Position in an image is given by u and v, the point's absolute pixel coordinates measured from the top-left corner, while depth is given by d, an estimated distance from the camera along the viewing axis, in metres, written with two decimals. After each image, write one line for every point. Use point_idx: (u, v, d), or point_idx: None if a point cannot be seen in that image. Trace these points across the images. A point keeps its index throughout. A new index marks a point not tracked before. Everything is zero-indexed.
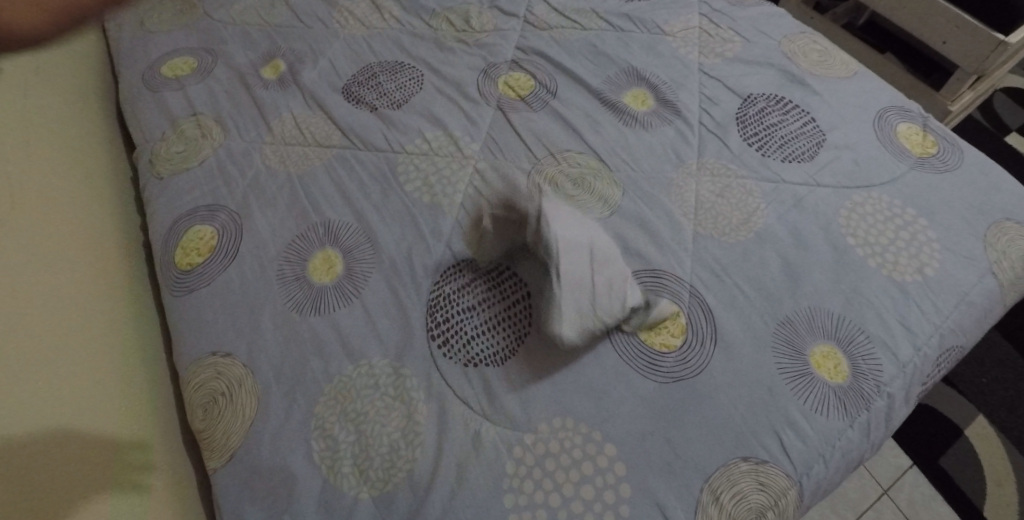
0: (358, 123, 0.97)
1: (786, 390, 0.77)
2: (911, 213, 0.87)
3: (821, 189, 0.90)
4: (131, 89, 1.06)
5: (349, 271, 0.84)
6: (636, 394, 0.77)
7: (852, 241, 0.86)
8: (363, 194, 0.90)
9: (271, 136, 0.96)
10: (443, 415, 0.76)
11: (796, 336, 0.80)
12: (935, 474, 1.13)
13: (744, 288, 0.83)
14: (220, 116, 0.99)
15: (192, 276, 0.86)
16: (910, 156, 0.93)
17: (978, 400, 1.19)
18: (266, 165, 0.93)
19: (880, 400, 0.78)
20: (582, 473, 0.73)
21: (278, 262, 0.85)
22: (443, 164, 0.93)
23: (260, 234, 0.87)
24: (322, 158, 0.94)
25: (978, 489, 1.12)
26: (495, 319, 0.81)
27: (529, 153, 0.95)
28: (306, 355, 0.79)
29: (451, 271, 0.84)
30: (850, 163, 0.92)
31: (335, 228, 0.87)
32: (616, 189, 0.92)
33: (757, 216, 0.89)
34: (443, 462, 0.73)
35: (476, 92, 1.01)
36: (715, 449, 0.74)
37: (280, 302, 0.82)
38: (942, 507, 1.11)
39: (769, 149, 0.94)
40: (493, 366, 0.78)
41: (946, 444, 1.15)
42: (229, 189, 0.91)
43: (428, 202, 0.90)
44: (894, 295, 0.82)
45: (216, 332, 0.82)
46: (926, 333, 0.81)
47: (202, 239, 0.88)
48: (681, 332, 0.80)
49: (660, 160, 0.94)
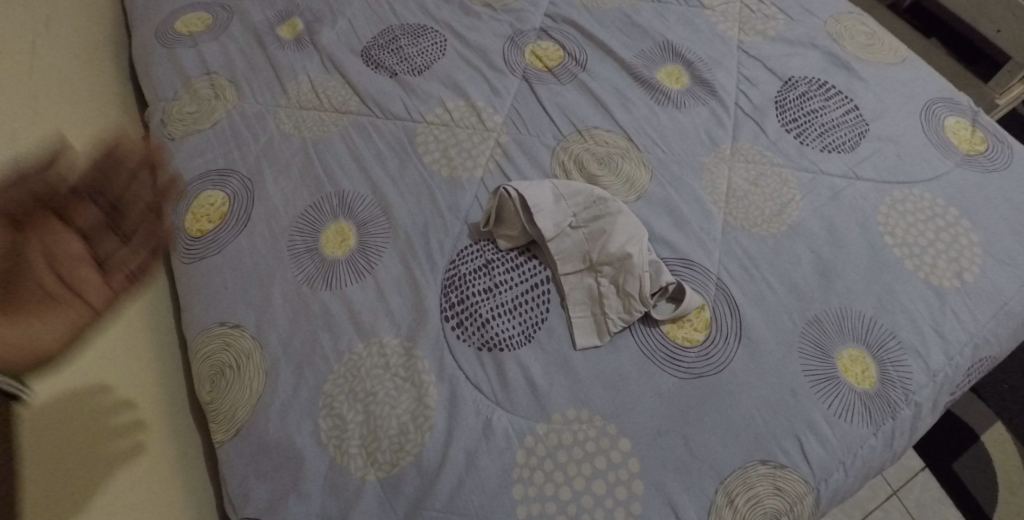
0: (377, 90, 0.93)
1: (810, 392, 0.75)
2: (955, 214, 0.83)
3: (860, 183, 0.86)
4: (144, 43, 1.02)
5: (363, 245, 0.81)
6: (655, 389, 0.75)
7: (890, 240, 0.82)
8: (380, 165, 0.87)
9: (287, 99, 0.92)
10: (455, 399, 0.74)
11: (824, 337, 0.77)
12: (948, 479, 1.11)
13: (773, 284, 0.80)
14: (234, 76, 0.95)
15: (201, 244, 0.83)
16: (956, 153, 0.88)
17: (997, 405, 1.16)
18: (281, 130, 0.89)
19: (907, 409, 0.75)
20: (594, 468, 0.71)
21: (289, 233, 0.82)
22: (464, 136, 0.89)
23: (272, 202, 0.84)
24: (338, 125, 0.90)
25: (991, 496, 1.10)
26: (512, 302, 0.78)
27: (555, 129, 0.91)
28: (317, 331, 0.77)
29: (469, 250, 0.81)
30: (893, 156, 0.87)
31: (350, 199, 0.84)
32: (645, 172, 0.88)
33: (793, 208, 0.85)
34: (452, 448, 0.71)
35: (502, 62, 0.96)
36: (733, 450, 0.72)
37: (291, 274, 0.80)
38: (953, 512, 1.09)
39: (808, 137, 0.89)
40: (508, 351, 0.76)
41: (961, 448, 1.13)
42: (241, 153, 0.88)
43: (447, 176, 0.86)
44: (929, 300, 0.79)
45: (225, 303, 0.79)
46: (960, 342, 0.78)
47: (212, 205, 0.85)
48: (705, 326, 0.78)
49: (692, 144, 0.90)
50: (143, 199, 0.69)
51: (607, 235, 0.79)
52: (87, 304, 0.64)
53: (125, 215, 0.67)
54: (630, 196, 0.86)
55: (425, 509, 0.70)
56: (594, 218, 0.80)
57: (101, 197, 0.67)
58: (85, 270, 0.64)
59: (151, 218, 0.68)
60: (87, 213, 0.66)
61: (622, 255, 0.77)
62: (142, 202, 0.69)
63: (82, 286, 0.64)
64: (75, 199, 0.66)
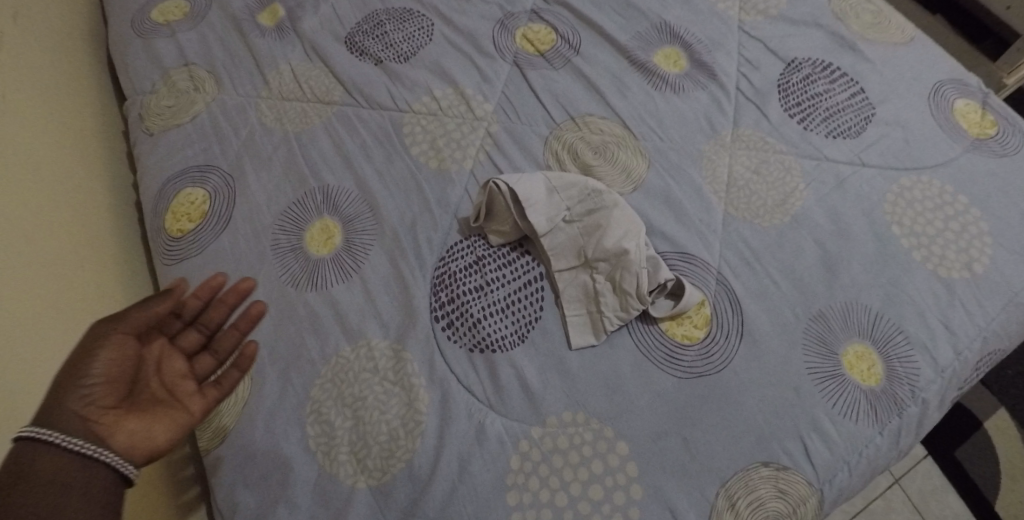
0: (362, 78, 0.89)
1: (814, 391, 0.72)
2: (964, 202, 0.80)
3: (866, 170, 0.83)
4: (120, 33, 0.98)
5: (349, 243, 0.78)
6: (654, 389, 0.72)
7: (897, 230, 0.79)
8: (366, 158, 0.83)
9: (268, 90, 0.88)
10: (446, 404, 0.71)
11: (829, 333, 0.74)
12: (950, 468, 1.09)
13: (776, 277, 0.78)
14: (214, 67, 0.91)
15: (182, 244, 0.80)
16: (966, 137, 0.84)
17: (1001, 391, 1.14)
18: (262, 123, 0.86)
19: (913, 406, 0.73)
20: (591, 473, 0.69)
21: (272, 231, 0.79)
22: (453, 126, 0.86)
23: (254, 199, 0.81)
24: (322, 116, 0.86)
25: (993, 484, 1.08)
26: (504, 301, 0.75)
27: (547, 117, 0.87)
28: (303, 334, 0.74)
29: (459, 247, 0.78)
30: (901, 141, 0.84)
31: (335, 194, 0.81)
32: (643, 161, 0.84)
33: (796, 197, 0.82)
34: (444, 454, 0.69)
35: (492, 46, 0.92)
36: (734, 452, 0.70)
37: (275, 275, 0.77)
38: (954, 500, 1.08)
39: (812, 122, 0.86)
40: (500, 352, 0.73)
41: (963, 436, 1.11)
42: (222, 148, 0.84)
43: (436, 168, 0.83)
44: (937, 292, 0.76)
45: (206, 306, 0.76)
46: (969, 336, 0.75)
47: (193, 204, 0.81)
48: (705, 323, 0.75)
49: (691, 131, 0.86)
50: (236, 324, 0.74)
51: (603, 230, 0.75)
52: (190, 412, 0.69)
53: (221, 343, 0.74)
54: (627, 186, 0.83)
55: (417, 517, 0.68)
56: (589, 211, 0.77)
57: (204, 324, 0.74)
58: (187, 385, 0.71)
59: (239, 338, 0.74)
60: (185, 336, 0.74)
61: (619, 251, 0.74)
62: (238, 327, 0.74)
63: (181, 396, 0.70)
64: (178, 322, 0.74)
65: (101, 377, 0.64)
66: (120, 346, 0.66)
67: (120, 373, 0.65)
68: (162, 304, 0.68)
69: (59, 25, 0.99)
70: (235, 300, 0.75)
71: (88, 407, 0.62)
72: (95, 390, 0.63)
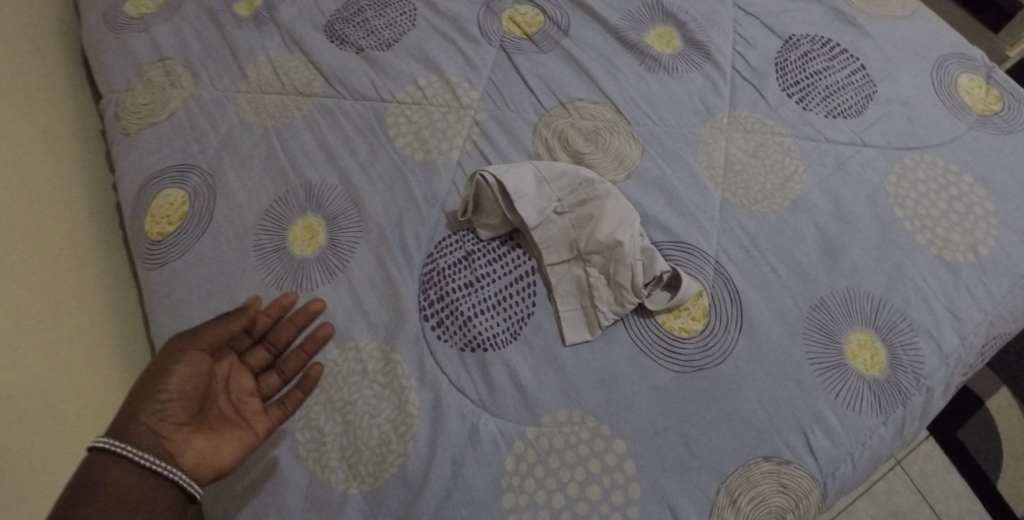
0: (343, 68, 0.86)
1: (816, 382, 0.70)
2: (969, 181, 0.77)
3: (868, 150, 0.80)
4: (92, 28, 0.94)
5: (334, 242, 0.75)
6: (651, 384, 0.70)
7: (900, 213, 0.76)
8: (349, 152, 0.81)
9: (246, 83, 0.85)
10: (438, 405, 0.69)
11: (831, 322, 0.72)
12: (951, 448, 1.08)
13: (775, 265, 0.75)
14: (189, 61, 0.88)
15: (163, 247, 0.77)
16: (970, 114, 0.81)
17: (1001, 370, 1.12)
18: (241, 118, 0.83)
19: (918, 395, 0.71)
20: (588, 472, 0.67)
21: (255, 231, 0.76)
22: (439, 116, 0.83)
23: (235, 198, 0.78)
24: (302, 109, 0.83)
25: (994, 463, 1.07)
26: (495, 298, 0.73)
27: (536, 103, 0.84)
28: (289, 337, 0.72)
29: (448, 242, 0.76)
30: (903, 120, 0.81)
31: (318, 191, 0.78)
32: (636, 147, 0.82)
33: (796, 181, 0.79)
34: (437, 457, 0.67)
35: (477, 30, 0.89)
36: (735, 447, 0.68)
37: (258, 276, 0.74)
38: (956, 479, 1.06)
39: (811, 102, 0.83)
40: (493, 350, 0.71)
41: (963, 415, 1.10)
42: (201, 146, 0.82)
43: (421, 161, 0.80)
44: (942, 276, 0.74)
45: (189, 311, 0.74)
46: (975, 321, 0.73)
47: (172, 205, 0.79)
48: (703, 315, 0.73)
49: (686, 114, 0.83)
50: (303, 346, 0.71)
51: (596, 221, 0.73)
52: (254, 431, 0.67)
53: (287, 363, 0.70)
54: (620, 174, 0.80)
55: None
56: (581, 202, 0.74)
57: (273, 343, 0.71)
58: (253, 404, 0.68)
59: (304, 360, 0.71)
60: (254, 354, 0.71)
61: (612, 243, 0.71)
62: (303, 348, 0.71)
63: (247, 414, 0.67)
64: (249, 339, 0.71)
65: (175, 393, 0.64)
66: (194, 363, 0.65)
67: (193, 389, 0.65)
68: (237, 322, 0.67)
69: (30, 20, 0.95)
70: (304, 321, 0.72)
71: (161, 423, 0.62)
72: (169, 406, 0.63)
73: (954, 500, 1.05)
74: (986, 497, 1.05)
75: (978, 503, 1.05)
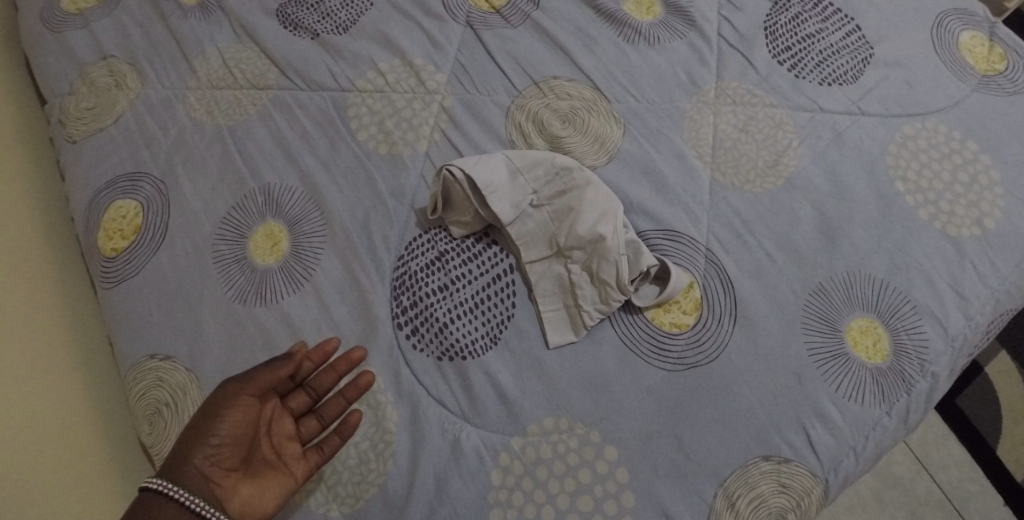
0: (298, 57, 0.79)
1: (815, 374, 0.66)
2: (973, 148, 0.72)
3: (865, 120, 0.74)
4: (28, 25, 0.88)
5: (297, 249, 0.70)
6: (641, 385, 0.66)
7: (901, 186, 0.71)
8: (309, 150, 0.75)
9: (195, 79, 0.79)
10: (417, 419, 0.66)
11: (830, 308, 0.68)
12: (950, 414, 1.04)
13: (770, 249, 0.70)
14: (134, 58, 0.82)
15: (119, 264, 0.73)
16: (972, 75, 0.76)
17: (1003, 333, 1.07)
18: (192, 118, 0.77)
19: (923, 381, 0.67)
20: (578, 482, 0.64)
21: (213, 242, 0.71)
22: (403, 104, 0.77)
23: (191, 207, 0.73)
24: (257, 105, 0.78)
25: (994, 428, 1.03)
26: (472, 300, 0.69)
27: (507, 84, 0.78)
28: (256, 354, 0.67)
29: (419, 243, 0.71)
30: (902, 84, 0.75)
31: (277, 194, 0.73)
32: (617, 128, 0.76)
33: (790, 156, 0.74)
34: (419, 475, 0.64)
35: (440, 6, 0.82)
36: (732, 448, 0.65)
37: (219, 291, 0.70)
38: (955, 447, 1.02)
39: (804, 68, 0.77)
40: (472, 358, 0.67)
41: (963, 382, 1.06)
42: (152, 152, 0.76)
43: (387, 154, 0.75)
44: (946, 254, 0.69)
45: (150, 332, 0.70)
46: (981, 299, 0.69)
47: (124, 218, 0.74)
48: (694, 308, 0.69)
49: (669, 88, 0.77)
50: (343, 392, 0.64)
51: (575, 214, 0.68)
52: (295, 477, 0.61)
53: (326, 408, 0.64)
54: (602, 159, 0.75)
55: None
56: (559, 193, 0.69)
57: (313, 388, 0.64)
58: (294, 448, 0.62)
59: (344, 407, 0.64)
60: (294, 398, 0.64)
61: (594, 238, 0.67)
62: (344, 395, 0.64)
63: (289, 460, 0.61)
64: (290, 382, 0.64)
65: (226, 439, 0.58)
66: (245, 409, 0.59)
67: (243, 435, 0.59)
68: (285, 368, 0.60)
69: None
70: (347, 369, 0.64)
71: (212, 467, 0.57)
72: (219, 451, 0.58)
73: (954, 467, 1.01)
74: (985, 462, 1.01)
75: (977, 469, 1.01)
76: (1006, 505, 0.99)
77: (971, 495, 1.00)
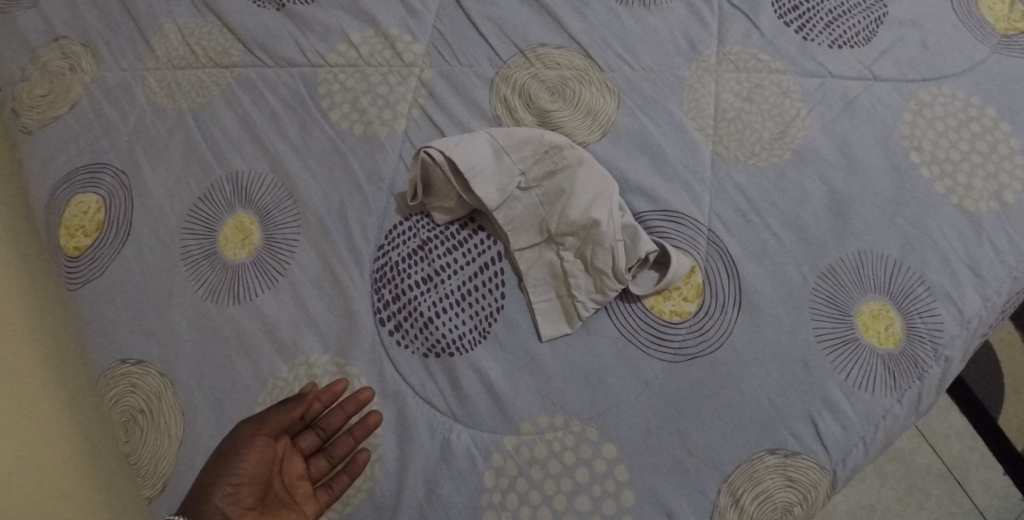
0: (263, 30, 0.73)
1: (824, 361, 0.62)
2: (993, 115, 0.67)
3: (878, 85, 0.69)
4: None
5: (269, 241, 0.66)
6: (640, 378, 0.63)
7: (916, 157, 0.66)
8: (279, 133, 0.70)
9: (156, 60, 0.74)
10: (403, 420, 0.62)
11: (840, 290, 0.64)
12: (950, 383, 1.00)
13: (776, 229, 0.66)
14: (88, 37, 0.76)
15: (82, 263, 0.68)
16: (992, 35, 0.70)
17: None
18: (153, 104, 0.72)
19: (938, 367, 0.63)
20: (575, 482, 0.60)
21: (180, 236, 0.67)
22: (378, 79, 0.71)
23: (156, 200, 0.69)
24: (221, 85, 0.72)
25: (995, 396, 0.99)
26: (458, 293, 0.64)
27: (491, 54, 0.72)
28: (231, 355, 0.64)
29: (399, 231, 0.66)
30: (917, 46, 0.70)
31: (246, 181, 0.68)
32: (611, 99, 0.70)
33: (798, 126, 0.68)
34: (408, 479, 0.61)
35: None
36: (735, 441, 0.61)
37: (189, 289, 0.66)
38: (956, 417, 0.98)
39: (812, 30, 0.71)
40: (460, 354, 0.63)
41: None
42: (112, 141, 0.72)
43: (362, 136, 0.70)
44: (963, 230, 0.65)
45: (119, 334, 0.66)
46: (1000, 278, 0.65)
47: (86, 214, 0.70)
48: (696, 294, 0.64)
49: (667, 54, 0.72)
50: (353, 430, 0.61)
51: (567, 197, 0.63)
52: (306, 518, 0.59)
53: (335, 447, 0.61)
54: (596, 135, 0.69)
55: None
56: (548, 174, 0.64)
57: (322, 427, 0.61)
58: (305, 487, 0.61)
59: (353, 445, 0.61)
60: (305, 437, 0.62)
61: (588, 223, 0.62)
62: (353, 433, 0.61)
63: (301, 501, 0.60)
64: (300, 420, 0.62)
65: (245, 478, 0.58)
66: (263, 449, 0.59)
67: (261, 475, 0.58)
68: (299, 407, 0.60)
69: None
70: (355, 409, 0.61)
71: (231, 506, 0.57)
72: (238, 490, 0.57)
73: (955, 437, 0.98)
74: (986, 433, 0.98)
75: (978, 439, 0.97)
76: (1007, 475, 0.96)
77: (971, 465, 0.96)
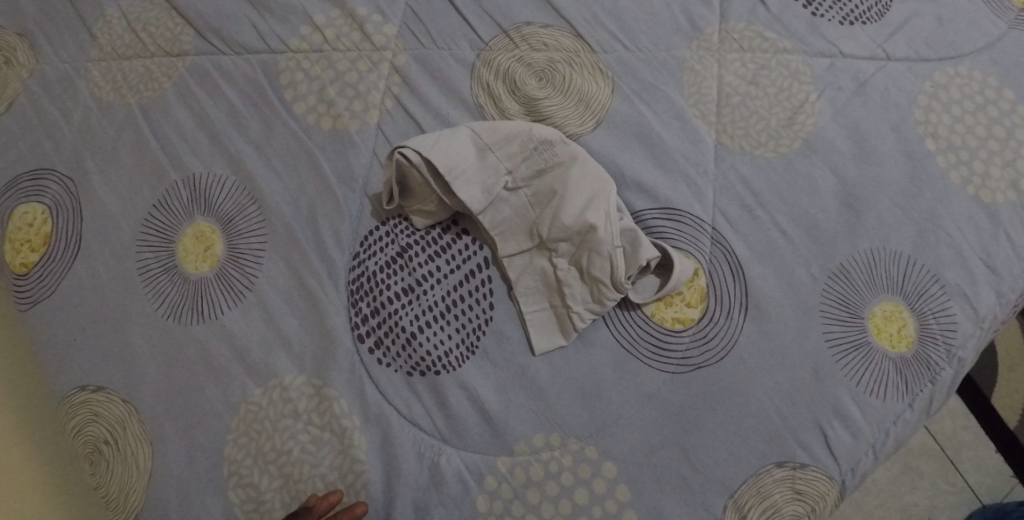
0: (216, 13, 0.66)
1: (835, 369, 0.58)
2: (1011, 98, 0.62)
3: (891, 66, 0.64)
4: None
5: (233, 252, 0.60)
6: (640, 391, 0.59)
7: (932, 146, 0.62)
8: (239, 131, 0.64)
9: (99, 50, 0.67)
10: (387, 443, 0.58)
11: (852, 292, 0.59)
12: None
13: (784, 226, 0.61)
14: (24, 27, 0.69)
15: (31, 281, 0.63)
16: (1009, 9, 0.65)
17: None
18: (98, 100, 0.66)
19: (951, 369, 0.59)
20: (573, 504, 0.57)
21: (135, 250, 0.62)
22: (346, 65, 0.65)
23: (109, 211, 0.63)
24: (173, 77, 0.65)
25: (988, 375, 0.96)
26: (442, 304, 0.59)
27: (471, 34, 0.65)
28: (199, 380, 0.59)
29: (376, 238, 0.61)
30: (932, 22, 0.65)
31: (204, 186, 0.62)
32: (604, 84, 0.64)
33: (807, 113, 0.63)
34: (397, 506, 0.57)
35: None
36: (742, 457, 0.57)
37: (149, 308, 0.60)
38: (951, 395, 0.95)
39: (822, 4, 0.65)
40: (447, 371, 0.59)
41: None
42: (55, 143, 0.65)
43: (331, 130, 0.63)
44: (979, 223, 0.61)
45: (74, 359, 0.61)
46: (1016, 273, 0.60)
47: (31, 226, 0.63)
48: (700, 299, 0.60)
49: (664, 33, 0.65)
50: None
51: (559, 199, 0.58)
52: None
53: None
54: (589, 125, 0.64)
55: None
56: (538, 173, 0.59)
57: None
58: None
59: None
60: None
61: (583, 228, 0.57)
62: None
63: None
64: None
65: None
66: None
67: None
68: None
69: None
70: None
71: None
72: None
73: (949, 417, 0.95)
74: (980, 411, 0.95)
75: (972, 418, 0.95)
76: (1000, 454, 0.93)
77: (965, 445, 0.94)
